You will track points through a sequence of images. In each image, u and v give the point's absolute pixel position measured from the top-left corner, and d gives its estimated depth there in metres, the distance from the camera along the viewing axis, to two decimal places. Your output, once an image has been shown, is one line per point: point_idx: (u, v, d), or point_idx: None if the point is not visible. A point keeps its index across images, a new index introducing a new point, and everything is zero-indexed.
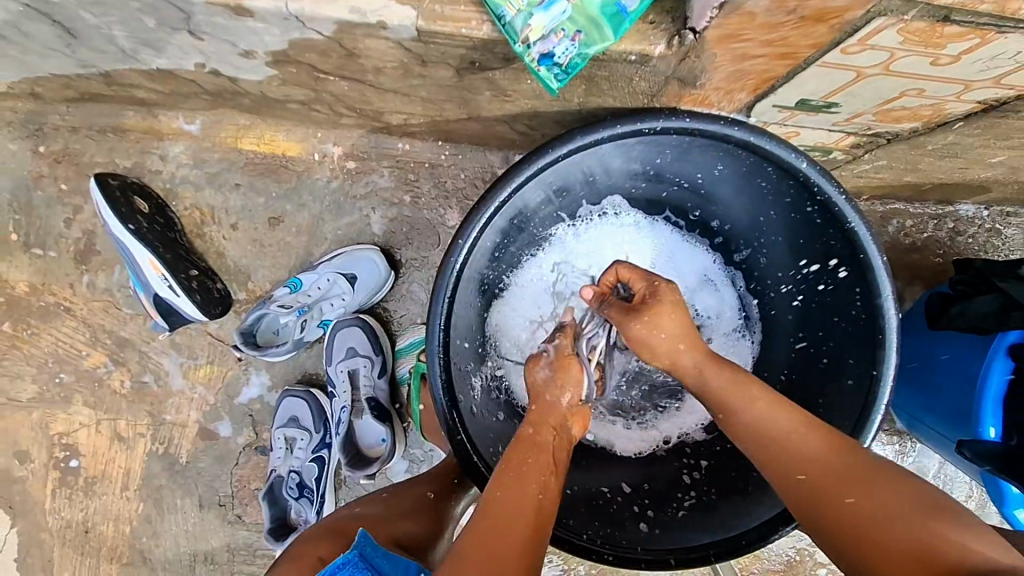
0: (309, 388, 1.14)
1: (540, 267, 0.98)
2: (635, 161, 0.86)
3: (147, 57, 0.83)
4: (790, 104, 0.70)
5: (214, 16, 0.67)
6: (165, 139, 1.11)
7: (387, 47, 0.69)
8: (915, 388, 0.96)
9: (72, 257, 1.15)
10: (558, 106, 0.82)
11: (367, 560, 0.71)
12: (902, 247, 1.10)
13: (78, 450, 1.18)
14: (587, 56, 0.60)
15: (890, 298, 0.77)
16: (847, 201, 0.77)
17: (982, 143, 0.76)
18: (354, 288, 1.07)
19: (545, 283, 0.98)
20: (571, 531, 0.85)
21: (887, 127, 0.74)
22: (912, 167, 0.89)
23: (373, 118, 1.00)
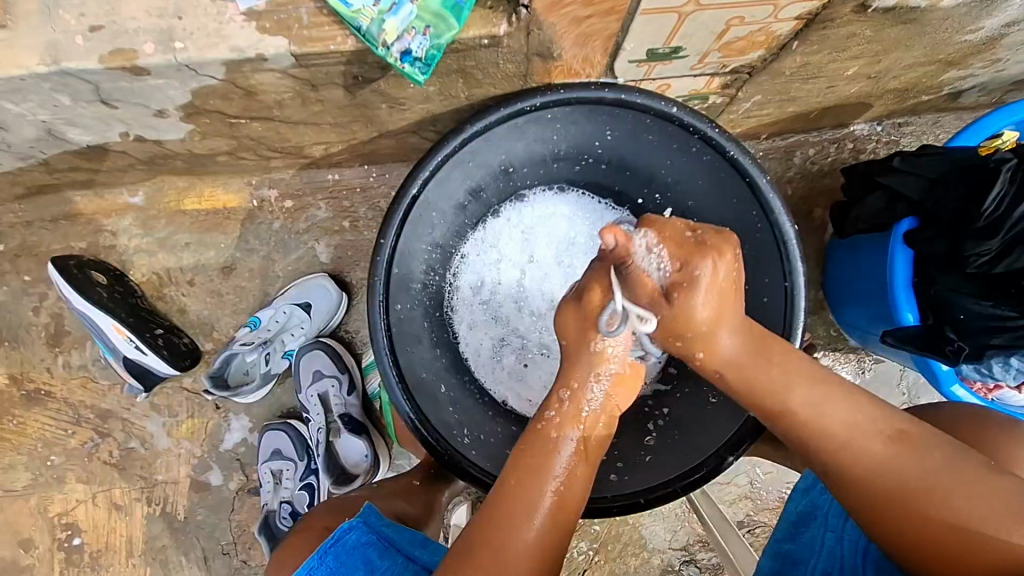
0: (287, 420, 1.18)
1: (502, 230, 1.04)
2: (536, 142, 0.93)
3: (75, 135, 0.91)
4: (642, 57, 0.78)
5: (118, 81, 0.74)
6: (114, 215, 1.18)
7: (277, 79, 0.77)
8: (849, 295, 1.00)
9: (45, 343, 1.20)
10: (450, 105, 0.90)
11: (372, 530, 0.78)
12: (811, 174, 1.17)
13: (79, 527, 1.22)
14: (441, 46, 0.69)
15: (781, 210, 0.84)
16: (721, 134, 0.84)
17: (830, 59, 0.84)
18: (311, 315, 1.13)
19: (499, 250, 1.05)
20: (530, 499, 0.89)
21: (738, 61, 0.82)
22: (786, 96, 0.97)
23: (298, 155, 1.08)
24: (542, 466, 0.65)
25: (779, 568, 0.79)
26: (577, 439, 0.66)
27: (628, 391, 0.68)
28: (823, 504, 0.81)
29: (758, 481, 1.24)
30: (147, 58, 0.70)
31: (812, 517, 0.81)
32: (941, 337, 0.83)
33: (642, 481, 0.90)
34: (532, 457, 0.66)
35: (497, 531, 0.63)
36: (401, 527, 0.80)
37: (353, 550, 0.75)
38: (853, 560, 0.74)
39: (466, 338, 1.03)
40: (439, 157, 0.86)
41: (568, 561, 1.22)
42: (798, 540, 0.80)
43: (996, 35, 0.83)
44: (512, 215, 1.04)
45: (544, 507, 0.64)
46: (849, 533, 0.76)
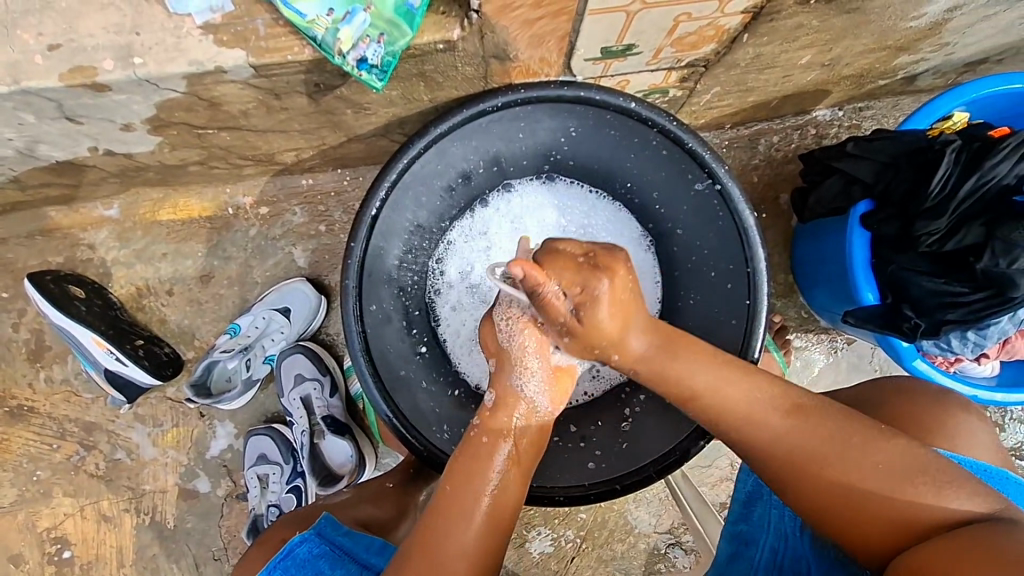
0: (272, 425, 1.20)
1: (491, 217, 1.05)
2: (500, 141, 0.95)
3: (43, 152, 0.92)
4: (597, 56, 0.80)
5: (81, 97, 0.75)
6: (89, 229, 1.19)
7: (239, 90, 0.78)
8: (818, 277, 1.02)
9: (26, 358, 1.21)
10: (414, 108, 0.91)
11: (327, 541, 0.80)
12: (777, 161, 1.19)
13: (69, 540, 1.23)
14: (395, 53, 0.70)
15: (740, 199, 0.86)
16: (677, 125, 0.86)
17: (783, 49, 0.86)
18: (290, 320, 1.15)
19: (488, 238, 1.05)
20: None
21: (691, 55, 0.84)
22: (745, 86, 0.99)
23: (270, 161, 1.09)
24: (480, 472, 0.70)
25: (733, 551, 0.82)
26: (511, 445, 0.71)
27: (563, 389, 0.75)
28: (766, 483, 0.83)
29: (738, 462, 1.27)
30: (106, 74, 0.71)
31: (758, 497, 0.84)
32: (897, 316, 0.86)
33: (618, 467, 0.93)
34: (472, 464, 0.70)
35: (438, 535, 0.67)
36: (359, 534, 0.82)
37: (308, 562, 0.78)
38: (795, 531, 0.78)
39: (448, 318, 1.04)
40: (404, 162, 0.87)
41: (556, 550, 1.24)
42: (750, 520, 0.83)
43: (941, 20, 0.85)
44: (500, 203, 1.05)
45: (479, 513, 0.68)
46: (792, 509, 0.79)
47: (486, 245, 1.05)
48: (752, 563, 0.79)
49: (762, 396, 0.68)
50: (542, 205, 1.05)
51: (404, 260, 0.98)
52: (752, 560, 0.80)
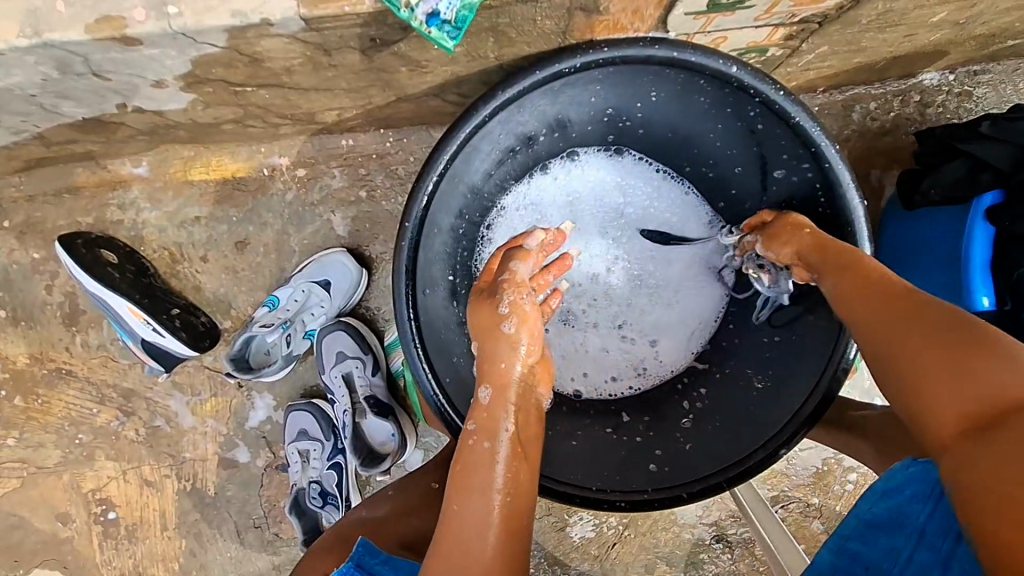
0: (312, 400, 1.15)
1: (549, 188, 0.98)
2: (568, 104, 0.84)
3: (68, 109, 0.83)
4: (702, 9, 0.68)
5: (109, 52, 0.66)
6: (119, 189, 1.12)
7: (285, 44, 0.68)
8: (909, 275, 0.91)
9: (60, 321, 1.17)
10: (477, 66, 0.80)
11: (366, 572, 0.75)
12: (871, 132, 1.06)
13: (113, 502, 1.23)
14: (472, 6, 0.59)
15: (852, 184, 0.75)
16: (785, 95, 0.74)
17: (917, 5, 0.72)
18: (330, 293, 1.08)
19: (542, 211, 0.99)
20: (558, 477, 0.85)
21: (810, 10, 0.71)
22: (856, 47, 0.85)
23: (309, 120, 1.00)
24: (484, 476, 0.62)
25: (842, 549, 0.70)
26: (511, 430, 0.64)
27: (548, 379, 0.70)
28: (912, 514, 0.66)
29: (794, 455, 1.21)
30: (137, 25, 0.61)
31: (897, 526, 0.67)
32: (1017, 324, 0.77)
33: (683, 473, 0.87)
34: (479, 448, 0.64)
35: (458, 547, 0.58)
36: (399, 560, 0.77)
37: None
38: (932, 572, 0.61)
39: None
40: (467, 130, 0.77)
41: (597, 535, 1.21)
42: (870, 540, 0.69)
43: None
44: (559, 172, 0.98)
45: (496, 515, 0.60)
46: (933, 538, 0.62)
47: (538, 218, 0.99)
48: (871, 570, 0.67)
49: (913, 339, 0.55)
50: (604, 180, 0.98)
51: (458, 236, 0.91)
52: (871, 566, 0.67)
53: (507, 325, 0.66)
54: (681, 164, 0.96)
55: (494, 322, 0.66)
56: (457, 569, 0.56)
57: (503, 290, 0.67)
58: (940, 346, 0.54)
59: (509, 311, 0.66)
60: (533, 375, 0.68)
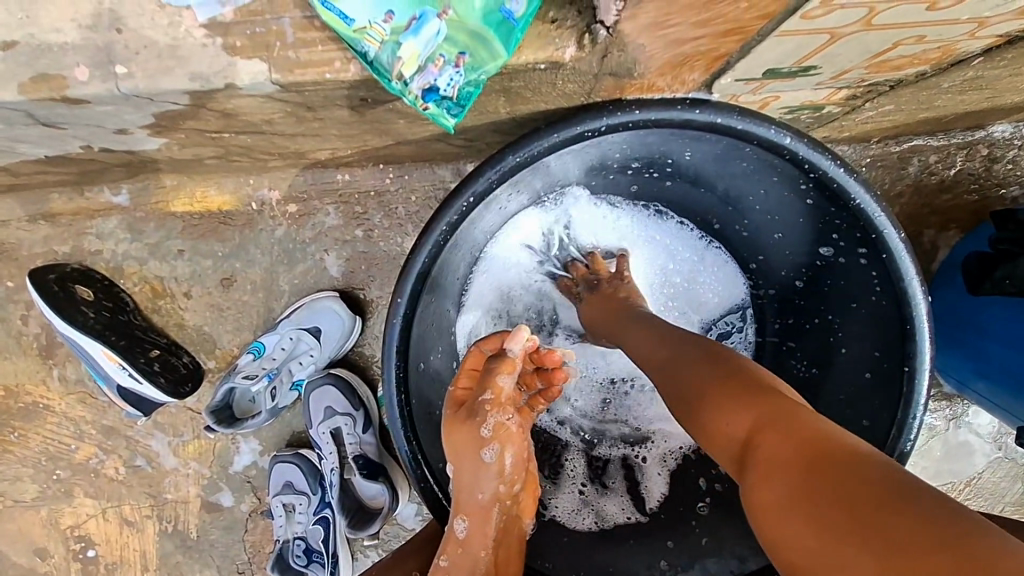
0: (299, 449, 1.08)
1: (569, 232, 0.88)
2: (589, 161, 0.73)
3: (27, 150, 0.74)
4: (755, 76, 0.57)
5: (53, 109, 0.56)
6: (97, 217, 1.04)
7: (259, 103, 0.58)
8: (963, 353, 0.84)
9: (37, 353, 1.10)
10: (486, 120, 0.70)
11: None
12: (928, 189, 0.94)
13: (92, 540, 1.17)
14: (479, 81, 0.49)
15: (916, 280, 0.64)
16: (845, 173, 0.63)
17: (1013, 73, 0.61)
18: (320, 341, 0.99)
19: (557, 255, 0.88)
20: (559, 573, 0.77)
21: (884, 77, 0.60)
22: (927, 106, 0.73)
23: (300, 157, 0.90)
24: None
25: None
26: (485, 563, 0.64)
27: (532, 499, 0.68)
28: None
29: None
30: (81, 86, 0.52)
31: None
32: None
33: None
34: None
35: None
36: None
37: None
38: None
39: None
40: (471, 196, 0.66)
41: None
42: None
43: None
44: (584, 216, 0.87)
45: None
46: None
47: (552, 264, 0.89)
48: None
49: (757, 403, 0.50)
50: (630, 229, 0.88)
51: (457, 294, 0.81)
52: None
53: (490, 449, 0.61)
54: (708, 221, 0.85)
55: (475, 449, 0.61)
56: None
57: (485, 412, 0.61)
58: (782, 427, 0.47)
59: (492, 435, 0.61)
60: (509, 501, 0.65)
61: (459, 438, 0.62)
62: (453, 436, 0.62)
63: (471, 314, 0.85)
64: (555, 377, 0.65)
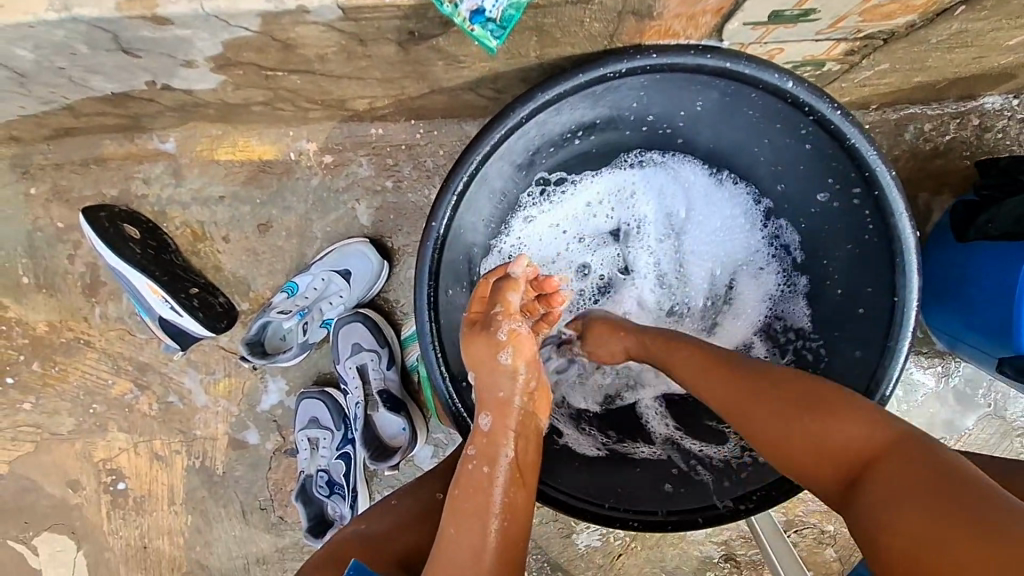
0: (324, 388, 1.15)
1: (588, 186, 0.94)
2: (608, 108, 0.80)
3: (98, 82, 0.82)
4: (761, 19, 0.64)
5: (139, 29, 0.64)
6: (145, 162, 1.11)
7: (320, 32, 0.65)
8: (946, 307, 0.90)
9: (81, 292, 1.18)
10: (516, 64, 0.77)
11: None
12: (923, 155, 1.01)
13: (123, 473, 1.23)
14: (518, 4, 0.58)
15: (905, 215, 0.71)
16: (842, 114, 0.69)
17: (994, 26, 0.67)
18: (350, 283, 1.06)
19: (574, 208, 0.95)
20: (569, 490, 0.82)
21: (878, 26, 0.67)
22: (919, 66, 0.80)
23: (339, 107, 0.97)
24: (479, 509, 0.66)
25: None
26: (510, 457, 0.69)
27: (546, 405, 0.74)
28: None
29: None
30: (170, 5, 0.59)
31: None
32: None
33: (699, 496, 0.82)
34: (468, 501, 0.67)
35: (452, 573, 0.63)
36: None
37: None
38: None
39: None
40: (501, 132, 0.73)
41: (603, 546, 1.19)
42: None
43: None
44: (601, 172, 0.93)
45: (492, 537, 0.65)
46: None
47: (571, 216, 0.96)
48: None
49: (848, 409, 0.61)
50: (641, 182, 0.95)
51: (483, 234, 0.87)
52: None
53: (507, 353, 0.69)
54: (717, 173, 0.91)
55: (492, 354, 0.69)
56: None
57: (499, 320, 0.69)
58: (895, 452, 0.56)
59: (507, 339, 0.69)
60: (529, 403, 0.72)
61: (479, 349, 0.70)
62: (472, 348, 0.70)
63: (493, 255, 0.91)
64: (555, 299, 0.73)
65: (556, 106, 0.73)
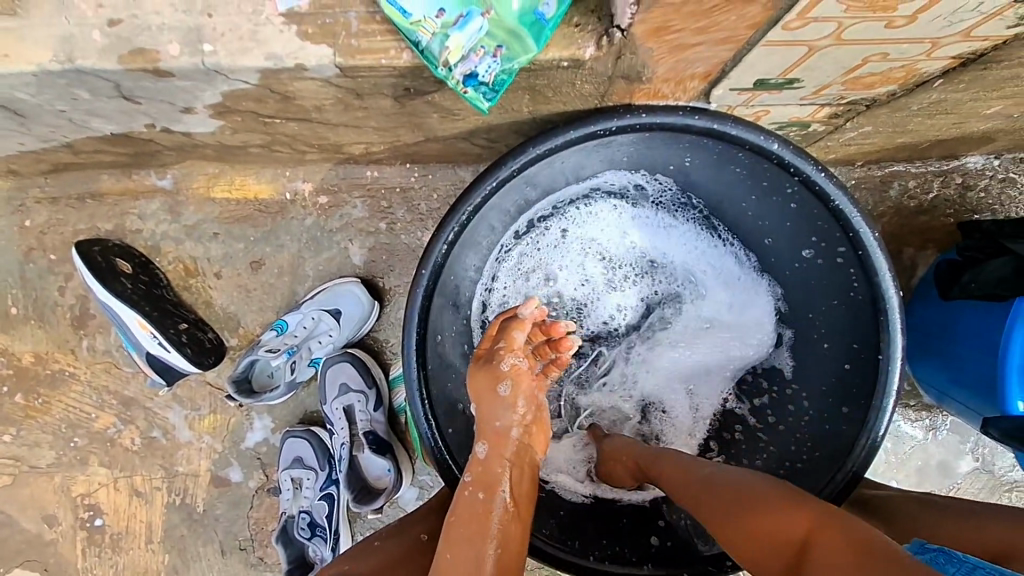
0: (310, 427, 1.13)
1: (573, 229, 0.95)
2: (599, 161, 0.81)
3: (97, 125, 0.83)
4: (747, 86, 0.66)
5: (140, 81, 0.65)
6: (142, 198, 1.12)
7: (317, 87, 0.67)
8: (934, 361, 0.89)
9: (70, 324, 1.17)
10: (509, 118, 0.78)
11: None
12: (908, 211, 1.03)
13: (100, 509, 1.21)
14: (512, 70, 0.58)
15: (889, 276, 0.72)
16: (826, 176, 0.71)
17: (972, 98, 0.69)
18: (340, 323, 1.06)
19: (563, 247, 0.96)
20: (553, 541, 0.80)
21: (860, 94, 0.68)
22: (902, 129, 0.82)
23: (336, 151, 0.99)
24: (478, 531, 0.65)
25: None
26: (509, 493, 0.68)
27: (543, 440, 0.74)
28: None
29: None
30: (172, 60, 0.61)
31: None
32: None
33: (686, 551, 0.80)
34: (465, 529, 0.66)
35: None
36: None
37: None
38: None
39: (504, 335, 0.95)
40: (493, 183, 0.74)
41: None
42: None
43: None
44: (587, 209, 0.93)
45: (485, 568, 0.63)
46: None
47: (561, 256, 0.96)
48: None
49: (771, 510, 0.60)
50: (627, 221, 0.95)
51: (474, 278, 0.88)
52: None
53: (507, 387, 0.71)
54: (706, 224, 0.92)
55: (492, 386, 0.71)
56: None
57: (501, 355, 0.71)
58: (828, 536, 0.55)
59: (508, 373, 0.71)
60: (529, 431, 0.72)
61: (481, 382, 0.71)
62: (475, 378, 0.72)
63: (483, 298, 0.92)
64: (563, 344, 0.72)
65: (546, 160, 0.75)
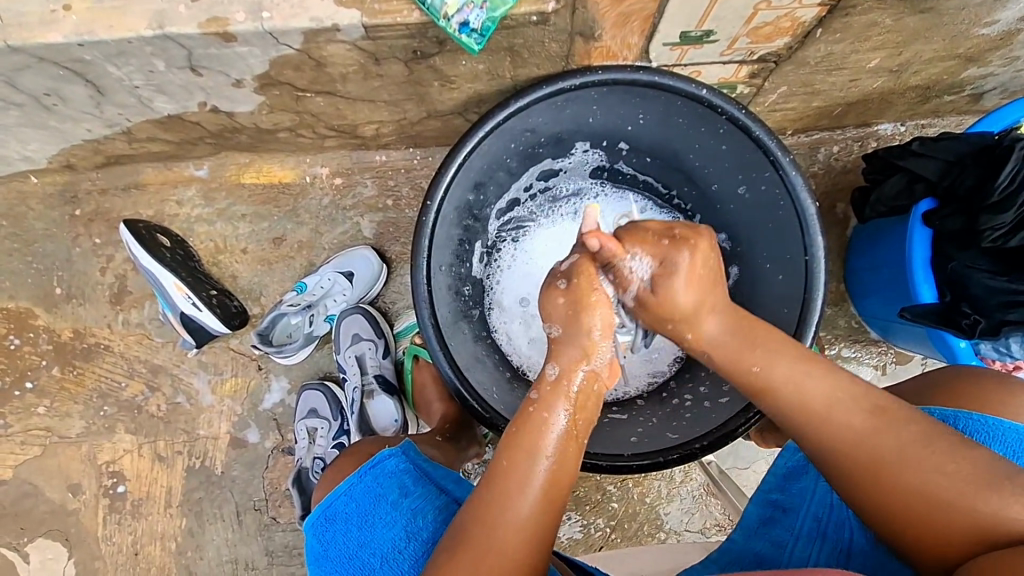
0: (325, 381, 1.28)
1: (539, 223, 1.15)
2: (568, 121, 0.98)
3: (159, 103, 1.02)
4: (676, 40, 0.86)
5: (209, 46, 0.84)
6: (180, 186, 1.29)
7: (345, 51, 0.86)
8: (878, 290, 1.07)
9: (108, 301, 1.30)
10: (495, 85, 0.99)
11: (411, 460, 0.89)
12: (835, 171, 1.22)
13: (124, 476, 1.29)
14: (495, 18, 0.78)
15: (804, 191, 0.88)
16: (745, 113, 0.87)
17: (852, 50, 0.90)
18: (353, 283, 1.22)
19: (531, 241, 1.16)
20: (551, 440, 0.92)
21: (765, 48, 0.89)
22: (811, 89, 1.03)
23: (352, 134, 1.18)
24: (533, 447, 0.71)
25: (768, 517, 0.86)
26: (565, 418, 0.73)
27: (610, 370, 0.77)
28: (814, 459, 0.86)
29: None
30: (238, 24, 0.80)
31: (803, 472, 0.87)
32: (955, 312, 0.91)
33: (657, 443, 0.92)
34: (523, 440, 0.72)
35: (499, 513, 0.68)
36: (436, 464, 0.91)
37: (323, 547, 0.85)
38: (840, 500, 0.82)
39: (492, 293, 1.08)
40: (481, 135, 0.89)
41: (585, 538, 1.25)
42: (788, 491, 0.87)
43: (1010, 30, 0.89)
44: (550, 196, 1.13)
45: (534, 484, 0.70)
46: None
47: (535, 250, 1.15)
48: (791, 531, 0.84)
49: (844, 399, 0.69)
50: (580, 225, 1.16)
51: (467, 229, 1.02)
52: (791, 527, 0.84)
53: (562, 283, 0.77)
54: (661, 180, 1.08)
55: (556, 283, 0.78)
56: (494, 539, 0.67)
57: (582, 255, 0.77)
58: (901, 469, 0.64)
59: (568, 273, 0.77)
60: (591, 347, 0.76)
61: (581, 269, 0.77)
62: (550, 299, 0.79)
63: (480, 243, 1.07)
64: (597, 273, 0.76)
65: (519, 115, 0.91)
